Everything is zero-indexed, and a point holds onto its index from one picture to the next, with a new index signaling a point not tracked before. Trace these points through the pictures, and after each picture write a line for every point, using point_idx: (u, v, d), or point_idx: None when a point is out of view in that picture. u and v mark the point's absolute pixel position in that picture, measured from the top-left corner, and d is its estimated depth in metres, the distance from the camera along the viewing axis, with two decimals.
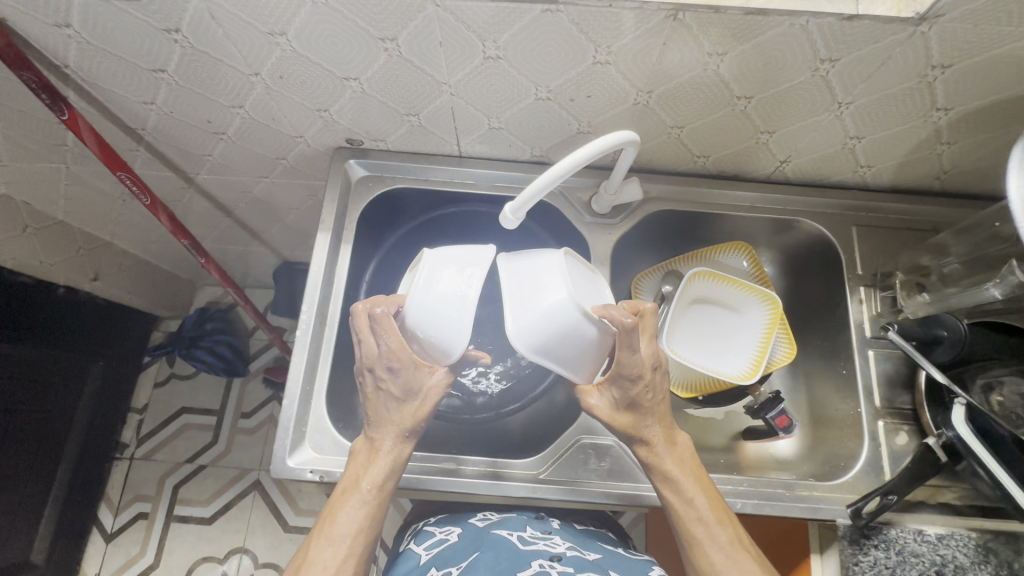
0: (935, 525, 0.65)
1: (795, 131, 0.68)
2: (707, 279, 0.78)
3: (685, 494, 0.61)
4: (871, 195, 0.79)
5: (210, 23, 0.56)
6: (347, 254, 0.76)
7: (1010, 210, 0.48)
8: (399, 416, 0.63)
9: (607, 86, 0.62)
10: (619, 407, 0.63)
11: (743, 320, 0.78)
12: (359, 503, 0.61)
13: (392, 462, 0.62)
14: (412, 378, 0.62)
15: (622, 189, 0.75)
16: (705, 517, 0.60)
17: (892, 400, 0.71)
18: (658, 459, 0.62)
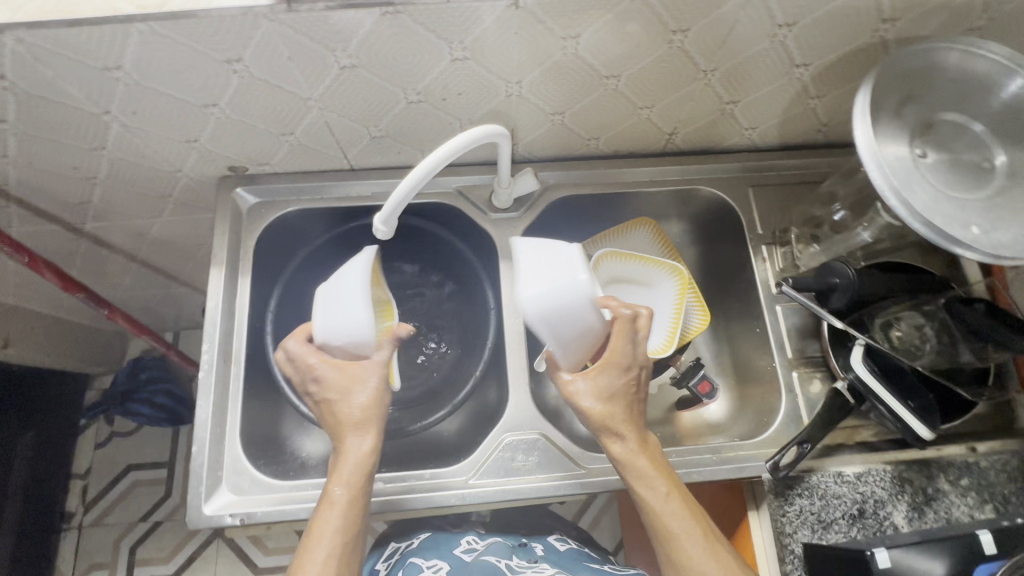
0: (852, 465, 0.66)
1: (672, 103, 0.69)
2: (610, 257, 0.78)
3: (657, 495, 0.58)
4: (761, 155, 0.80)
5: (37, 66, 0.53)
6: (246, 285, 0.73)
7: (858, 153, 0.50)
8: (357, 414, 0.58)
9: (474, 80, 0.61)
10: (602, 397, 0.60)
11: (653, 295, 0.79)
12: (336, 509, 0.56)
13: (359, 459, 0.57)
14: (344, 378, 0.58)
15: (518, 181, 0.74)
16: (675, 514, 0.57)
17: (803, 350, 0.73)
18: (628, 456, 0.59)
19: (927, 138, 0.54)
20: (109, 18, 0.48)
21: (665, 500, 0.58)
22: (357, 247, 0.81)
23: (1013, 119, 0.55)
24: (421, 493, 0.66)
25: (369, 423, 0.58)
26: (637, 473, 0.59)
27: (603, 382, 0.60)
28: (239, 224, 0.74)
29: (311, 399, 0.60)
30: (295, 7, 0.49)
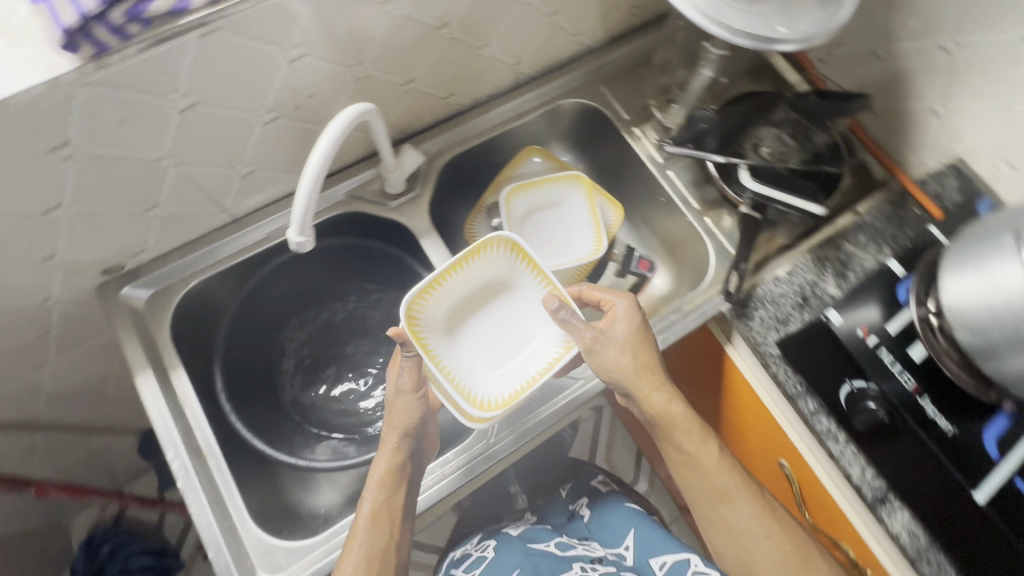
0: (783, 267, 0.76)
1: (505, 33, 0.73)
2: (429, 301, 0.70)
3: (709, 458, 0.66)
4: (597, 54, 0.88)
5: None
6: (181, 377, 0.67)
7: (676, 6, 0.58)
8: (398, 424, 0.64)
9: (319, 76, 0.61)
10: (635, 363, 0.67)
11: (507, 280, 0.75)
12: (365, 519, 0.61)
13: (380, 475, 0.62)
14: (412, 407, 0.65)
15: (402, 161, 0.75)
16: (726, 472, 0.66)
17: (704, 197, 0.82)
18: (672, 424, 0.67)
19: None
20: None
21: (717, 460, 0.66)
22: (277, 294, 0.77)
23: None
24: (451, 473, 0.68)
25: (390, 447, 0.63)
26: (688, 433, 0.67)
27: (616, 358, 0.67)
28: (144, 324, 0.68)
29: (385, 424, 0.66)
30: (105, 61, 0.46)
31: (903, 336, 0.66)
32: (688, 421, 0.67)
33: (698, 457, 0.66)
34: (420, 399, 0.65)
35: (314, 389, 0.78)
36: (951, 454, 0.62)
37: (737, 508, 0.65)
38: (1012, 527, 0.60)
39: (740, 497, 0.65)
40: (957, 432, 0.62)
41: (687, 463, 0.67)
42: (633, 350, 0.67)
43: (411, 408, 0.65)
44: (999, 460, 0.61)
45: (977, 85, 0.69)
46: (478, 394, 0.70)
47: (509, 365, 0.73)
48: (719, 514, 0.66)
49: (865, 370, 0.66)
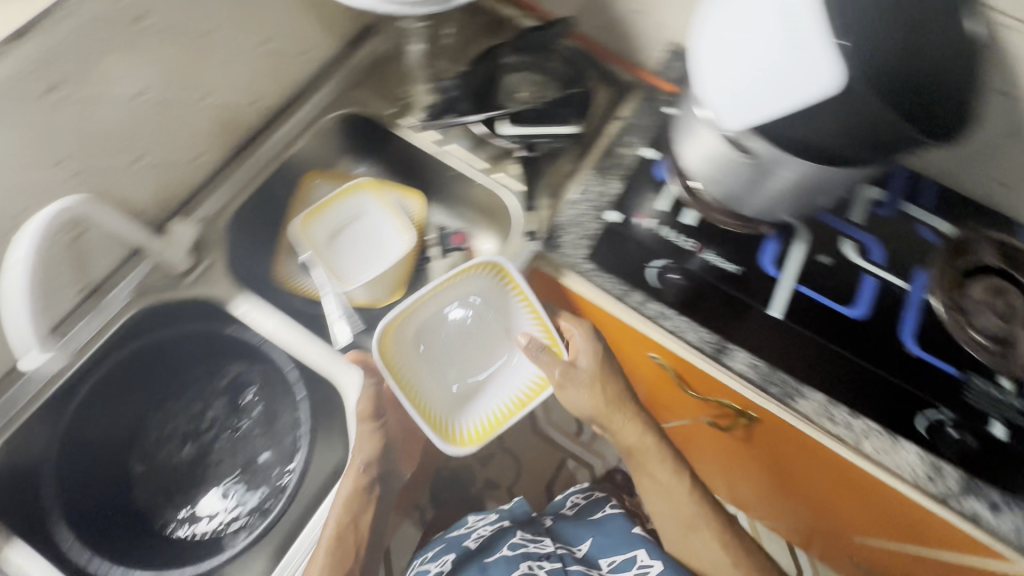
0: (574, 192, 0.78)
1: (222, 77, 0.71)
2: (400, 326, 0.76)
3: (673, 476, 0.82)
4: (339, 62, 0.88)
5: None
6: (17, 550, 0.61)
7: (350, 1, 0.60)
8: (365, 450, 0.70)
9: (17, 188, 0.56)
10: (595, 394, 0.77)
11: (495, 310, 0.80)
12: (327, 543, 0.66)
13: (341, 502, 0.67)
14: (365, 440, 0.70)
15: (175, 234, 0.74)
16: (687, 499, 0.82)
17: (487, 155, 0.86)
18: (635, 446, 0.81)
19: None
20: None
21: (675, 482, 0.82)
22: (103, 421, 0.72)
23: None
24: (342, 505, 0.67)
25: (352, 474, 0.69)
26: (660, 462, 0.82)
27: (586, 397, 0.76)
28: None
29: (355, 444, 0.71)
30: None
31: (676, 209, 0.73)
32: (658, 452, 0.81)
33: (668, 475, 0.82)
34: (380, 426, 0.72)
35: (180, 494, 0.73)
36: (744, 289, 0.70)
37: (705, 539, 0.82)
38: (901, 376, 0.67)
39: (694, 505, 0.82)
40: (743, 269, 0.70)
41: (655, 488, 0.84)
42: (601, 385, 0.77)
43: (373, 435, 0.71)
44: (780, 276, 0.70)
45: None
46: (451, 420, 0.76)
47: (485, 399, 0.79)
48: (692, 543, 0.83)
49: (663, 252, 0.72)
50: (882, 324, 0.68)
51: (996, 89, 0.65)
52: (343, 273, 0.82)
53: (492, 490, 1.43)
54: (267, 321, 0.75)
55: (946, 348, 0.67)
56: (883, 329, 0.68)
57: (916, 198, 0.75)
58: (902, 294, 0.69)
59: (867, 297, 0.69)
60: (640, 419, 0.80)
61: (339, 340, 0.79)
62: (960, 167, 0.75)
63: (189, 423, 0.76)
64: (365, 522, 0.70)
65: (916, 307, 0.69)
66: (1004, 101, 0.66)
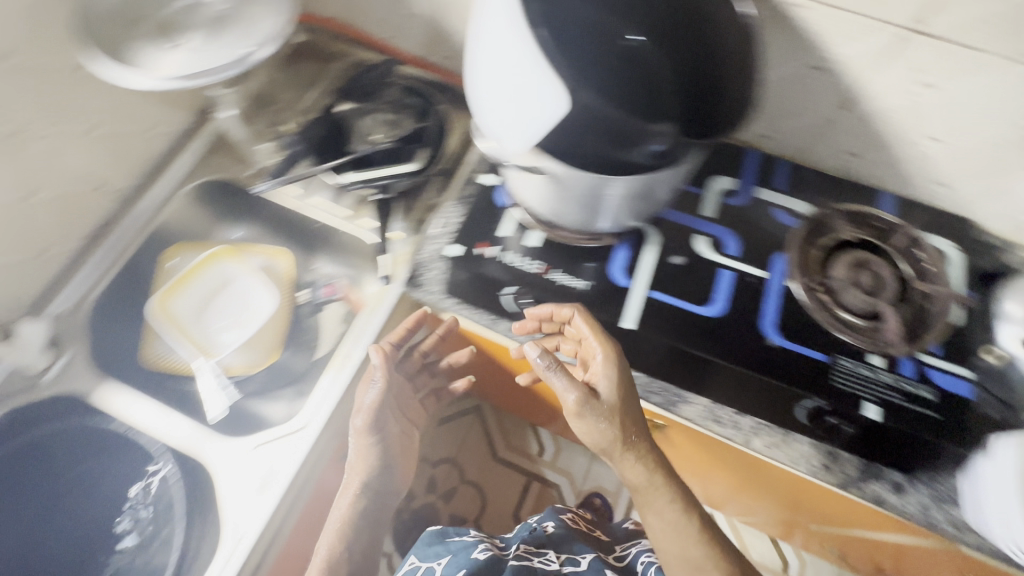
0: (454, 245, 0.71)
1: (51, 173, 0.72)
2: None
3: (690, 522, 0.69)
4: (192, 134, 0.89)
5: None
6: None
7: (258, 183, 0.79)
8: (353, 471, 0.76)
9: None
10: (598, 437, 0.67)
11: None
12: (347, 513, 0.75)
13: (343, 519, 0.74)
14: (358, 452, 0.76)
15: (24, 337, 0.71)
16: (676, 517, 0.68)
17: (349, 201, 0.86)
18: (636, 472, 0.69)
19: (173, 32, 0.66)
20: None
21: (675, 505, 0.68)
22: None
23: None
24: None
25: (356, 484, 0.76)
26: (660, 497, 0.69)
27: (591, 424, 0.66)
28: None
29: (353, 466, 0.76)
30: None
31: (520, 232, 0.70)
32: (664, 487, 0.69)
33: (660, 510, 0.69)
34: (372, 443, 0.76)
35: None
36: (600, 306, 0.66)
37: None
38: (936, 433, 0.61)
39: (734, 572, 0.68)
40: (592, 284, 0.67)
41: (662, 525, 0.69)
42: (602, 426, 0.66)
43: (368, 449, 0.77)
44: (632, 287, 0.67)
45: None
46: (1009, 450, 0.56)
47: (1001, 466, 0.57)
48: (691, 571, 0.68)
49: (511, 278, 0.68)
50: (740, 316, 0.65)
51: (804, 62, 0.64)
52: (206, 346, 0.79)
53: (452, 499, 1.41)
54: (127, 403, 0.74)
55: (811, 333, 0.65)
56: (741, 323, 0.65)
57: (766, 181, 0.74)
58: (758, 283, 0.67)
59: (724, 294, 0.66)
60: (612, 435, 0.66)
61: (210, 419, 0.75)
62: (803, 140, 0.74)
63: (83, 532, 0.72)
64: (354, 564, 0.72)
65: (775, 295, 0.67)
66: (813, 72, 0.65)
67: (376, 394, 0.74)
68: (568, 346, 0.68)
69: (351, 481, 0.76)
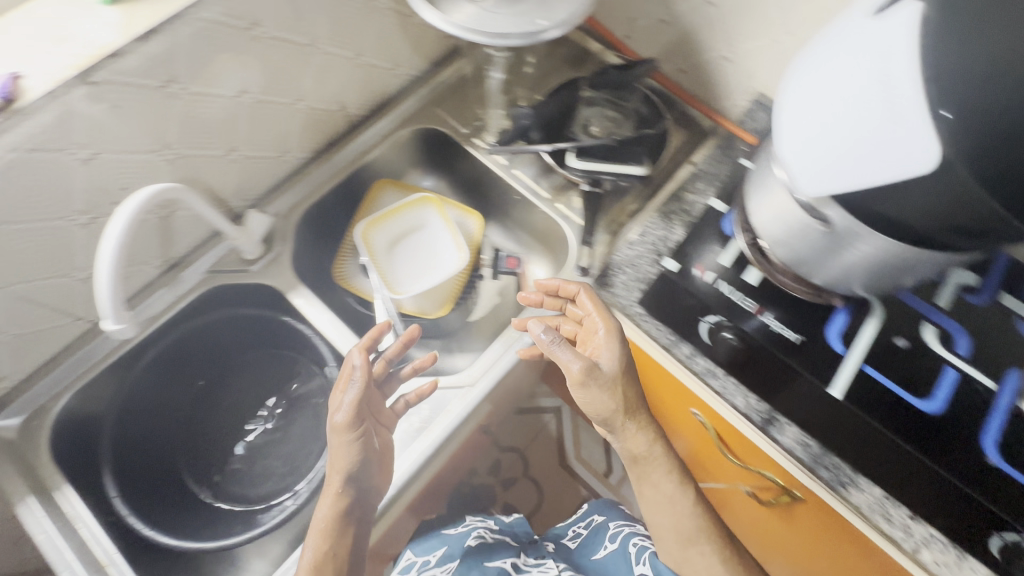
0: (668, 260, 0.73)
1: (315, 85, 0.77)
2: None
3: (680, 489, 0.73)
4: (424, 79, 0.92)
5: None
6: (72, 494, 0.66)
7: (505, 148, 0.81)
8: (338, 463, 0.66)
9: (127, 168, 0.62)
10: (596, 405, 0.69)
11: None
12: (330, 515, 0.64)
13: (329, 519, 0.63)
14: (336, 449, 0.66)
15: (249, 224, 0.77)
16: (683, 499, 0.73)
17: (552, 183, 0.87)
18: (637, 443, 0.72)
19: None
20: None
21: (677, 487, 0.73)
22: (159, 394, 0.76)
23: None
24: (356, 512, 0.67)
25: (335, 488, 0.65)
26: (662, 473, 0.73)
27: (598, 403, 0.69)
28: (19, 450, 0.67)
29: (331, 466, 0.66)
30: None
31: (737, 265, 0.70)
32: (666, 462, 0.73)
33: (659, 485, 0.73)
34: (355, 439, 0.65)
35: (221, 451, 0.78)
36: (806, 364, 0.65)
37: (702, 550, 0.73)
38: None
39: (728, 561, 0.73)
40: (804, 339, 0.65)
41: (658, 496, 0.74)
42: (618, 393, 0.69)
43: (351, 449, 0.65)
44: (846, 355, 0.64)
45: (747, 25, 0.76)
46: None
47: None
48: (686, 553, 0.74)
49: (717, 308, 0.69)
50: (960, 420, 0.62)
51: None
52: (392, 281, 0.84)
53: (511, 487, 1.43)
54: (315, 313, 0.79)
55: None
56: (956, 430, 0.61)
57: (1015, 289, 0.68)
58: (986, 395, 0.62)
59: (944, 392, 0.62)
60: (616, 406, 0.69)
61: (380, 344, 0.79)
62: None
63: (247, 412, 0.79)
64: (352, 556, 0.64)
65: (1002, 412, 0.62)
66: None
67: (352, 398, 0.65)
68: (569, 326, 0.78)
69: (332, 480, 0.65)
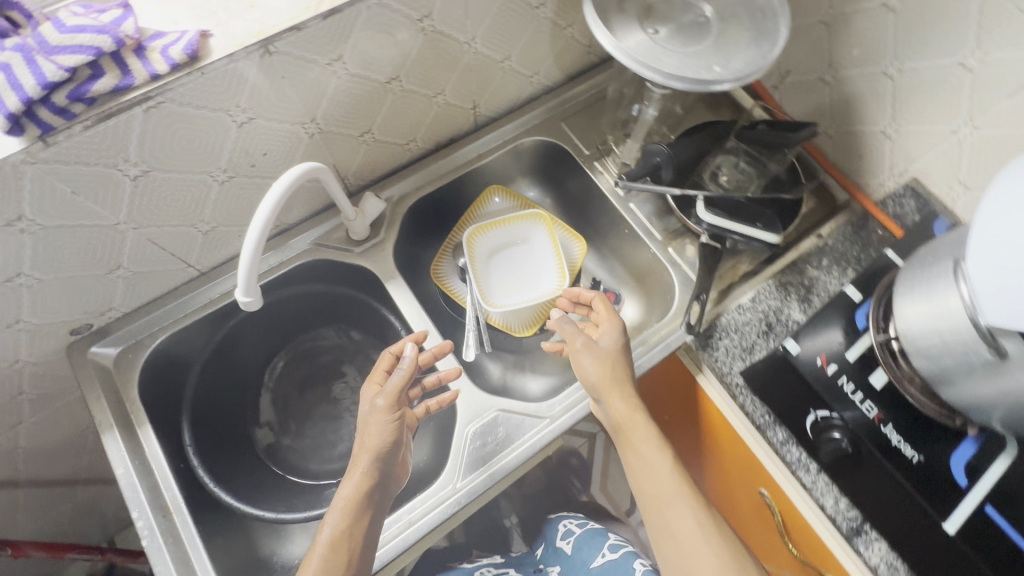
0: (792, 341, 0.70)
1: (457, 81, 0.75)
2: None
3: (662, 458, 0.65)
4: (556, 91, 0.90)
5: None
6: (151, 436, 0.67)
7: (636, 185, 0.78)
8: (369, 440, 0.65)
9: (272, 135, 0.62)
10: (595, 368, 0.68)
11: None
12: (359, 493, 0.62)
13: (353, 497, 0.62)
14: (366, 423, 0.67)
15: (363, 206, 0.76)
16: (673, 478, 0.64)
17: (667, 226, 0.83)
18: (625, 409, 0.66)
19: (653, 18, 0.65)
20: None
21: (670, 466, 0.65)
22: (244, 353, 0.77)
23: None
24: (418, 521, 0.66)
25: (363, 468, 0.64)
26: (645, 441, 0.66)
27: (586, 363, 0.69)
28: (112, 381, 0.69)
29: (356, 444, 0.66)
30: (52, 140, 0.47)
31: (863, 364, 0.66)
32: (649, 427, 0.67)
33: (642, 454, 0.66)
34: (395, 419, 0.67)
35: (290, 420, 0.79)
36: (919, 487, 0.61)
37: (680, 512, 0.62)
38: None
39: (676, 495, 0.63)
40: (923, 459, 0.62)
41: (641, 468, 0.66)
42: (615, 364, 0.68)
43: (385, 429, 0.66)
44: (968, 490, 0.60)
45: (921, 108, 0.71)
46: None
47: None
48: (663, 517, 0.63)
49: (826, 400, 0.66)
50: None
51: None
52: (488, 291, 0.83)
53: None
54: (405, 308, 0.78)
55: None
56: None
57: None
58: None
59: None
60: (610, 373, 0.68)
61: (465, 355, 0.77)
62: None
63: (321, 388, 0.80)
64: (366, 542, 0.61)
65: None
66: None
67: (399, 378, 0.68)
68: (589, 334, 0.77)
69: (359, 455, 0.65)
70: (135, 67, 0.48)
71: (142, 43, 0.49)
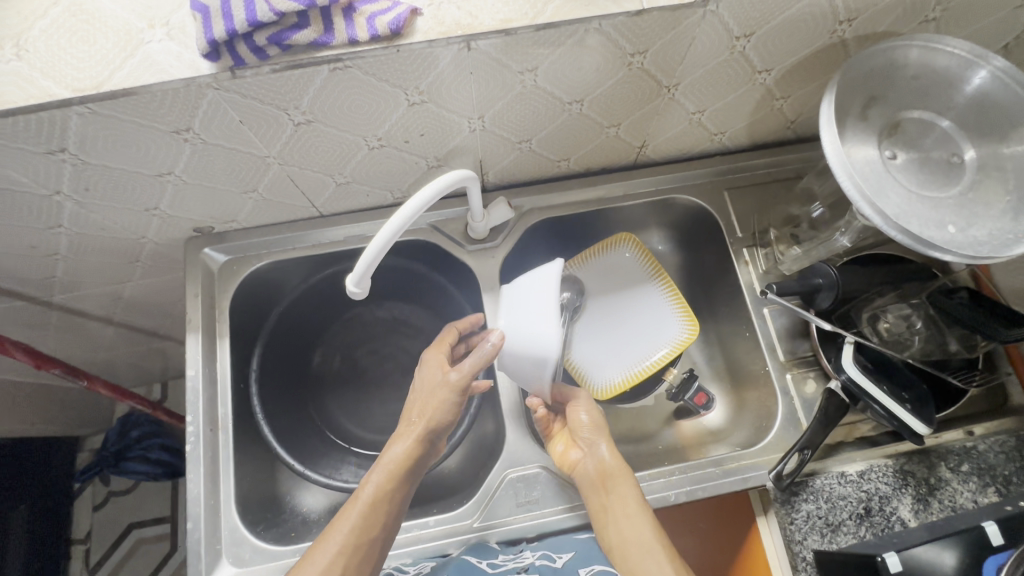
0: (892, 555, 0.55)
1: (639, 119, 0.68)
2: None
3: (644, 514, 0.60)
4: (734, 156, 0.80)
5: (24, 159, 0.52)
6: (225, 349, 0.70)
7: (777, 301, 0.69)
8: (431, 407, 0.65)
9: (436, 121, 0.59)
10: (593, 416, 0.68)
11: None
12: (406, 459, 0.63)
13: (400, 459, 0.63)
14: (428, 387, 0.66)
15: (491, 211, 0.72)
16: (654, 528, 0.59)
17: (794, 350, 0.73)
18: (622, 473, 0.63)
19: (895, 140, 0.54)
20: (130, 118, 0.49)
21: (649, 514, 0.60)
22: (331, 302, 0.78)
23: (976, 112, 0.54)
24: (426, 540, 0.65)
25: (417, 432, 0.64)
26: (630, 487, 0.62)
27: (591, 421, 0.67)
28: (211, 285, 0.72)
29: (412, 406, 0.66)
30: (240, 73, 0.47)
31: None
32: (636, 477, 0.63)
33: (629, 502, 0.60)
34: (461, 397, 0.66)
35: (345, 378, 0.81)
36: None
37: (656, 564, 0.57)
38: None
39: (655, 551, 0.57)
40: None
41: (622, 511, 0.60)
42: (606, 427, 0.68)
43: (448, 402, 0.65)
44: None
45: None
46: None
47: None
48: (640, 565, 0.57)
49: None
50: None
51: None
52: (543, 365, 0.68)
53: None
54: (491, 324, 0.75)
55: None
56: None
57: None
58: None
59: None
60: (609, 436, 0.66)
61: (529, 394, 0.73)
62: None
63: None
64: (401, 507, 0.62)
65: None
66: None
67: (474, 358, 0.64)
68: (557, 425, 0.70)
69: (415, 421, 0.65)
70: (339, 27, 0.46)
71: (353, 4, 0.47)
